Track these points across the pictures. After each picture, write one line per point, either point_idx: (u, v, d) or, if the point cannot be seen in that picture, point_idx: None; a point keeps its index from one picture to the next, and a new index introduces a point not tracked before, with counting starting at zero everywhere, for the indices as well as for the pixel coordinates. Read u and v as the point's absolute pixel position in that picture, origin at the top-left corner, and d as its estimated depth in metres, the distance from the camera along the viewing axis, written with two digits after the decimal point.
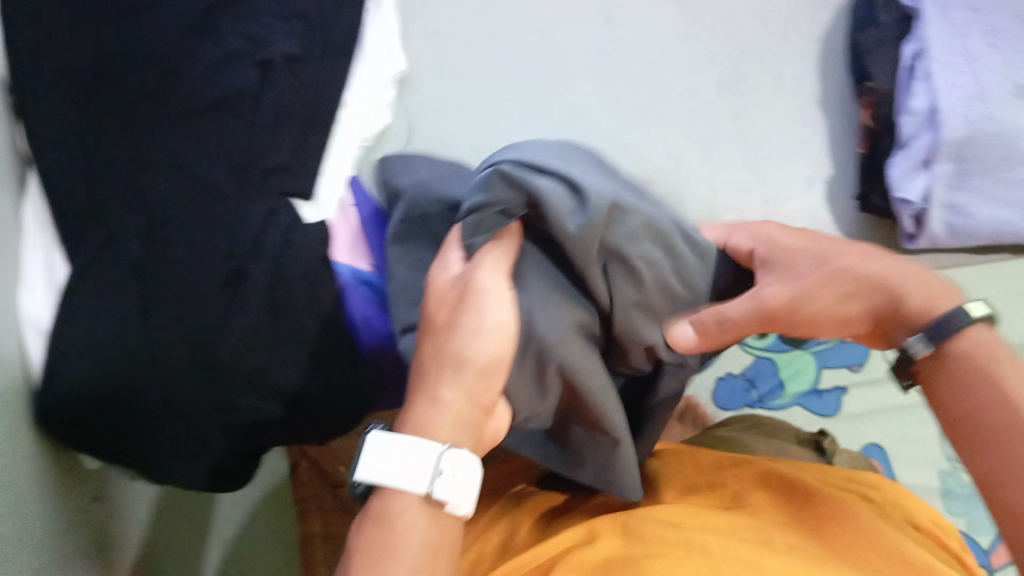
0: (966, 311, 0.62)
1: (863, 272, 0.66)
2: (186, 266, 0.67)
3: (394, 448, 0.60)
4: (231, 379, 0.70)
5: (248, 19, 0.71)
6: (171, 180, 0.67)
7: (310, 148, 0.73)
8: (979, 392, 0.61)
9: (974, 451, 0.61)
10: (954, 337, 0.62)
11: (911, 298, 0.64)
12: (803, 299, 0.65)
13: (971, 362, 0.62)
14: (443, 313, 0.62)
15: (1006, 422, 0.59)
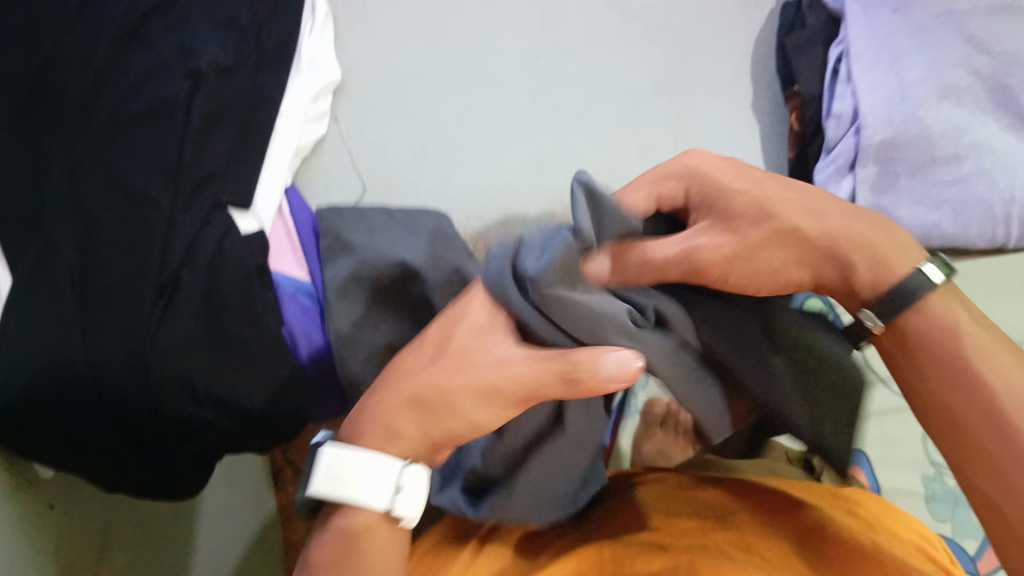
0: (926, 279, 0.52)
1: (809, 229, 0.53)
2: (117, 270, 0.67)
3: (365, 471, 0.49)
4: (163, 385, 0.68)
5: (181, 31, 0.73)
6: (103, 186, 0.68)
7: (247, 151, 0.74)
8: (946, 360, 0.50)
9: (955, 425, 0.50)
10: (905, 312, 0.52)
11: (859, 275, 0.53)
12: (740, 256, 0.52)
13: (934, 342, 0.51)
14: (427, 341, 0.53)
15: (969, 404, 0.49)
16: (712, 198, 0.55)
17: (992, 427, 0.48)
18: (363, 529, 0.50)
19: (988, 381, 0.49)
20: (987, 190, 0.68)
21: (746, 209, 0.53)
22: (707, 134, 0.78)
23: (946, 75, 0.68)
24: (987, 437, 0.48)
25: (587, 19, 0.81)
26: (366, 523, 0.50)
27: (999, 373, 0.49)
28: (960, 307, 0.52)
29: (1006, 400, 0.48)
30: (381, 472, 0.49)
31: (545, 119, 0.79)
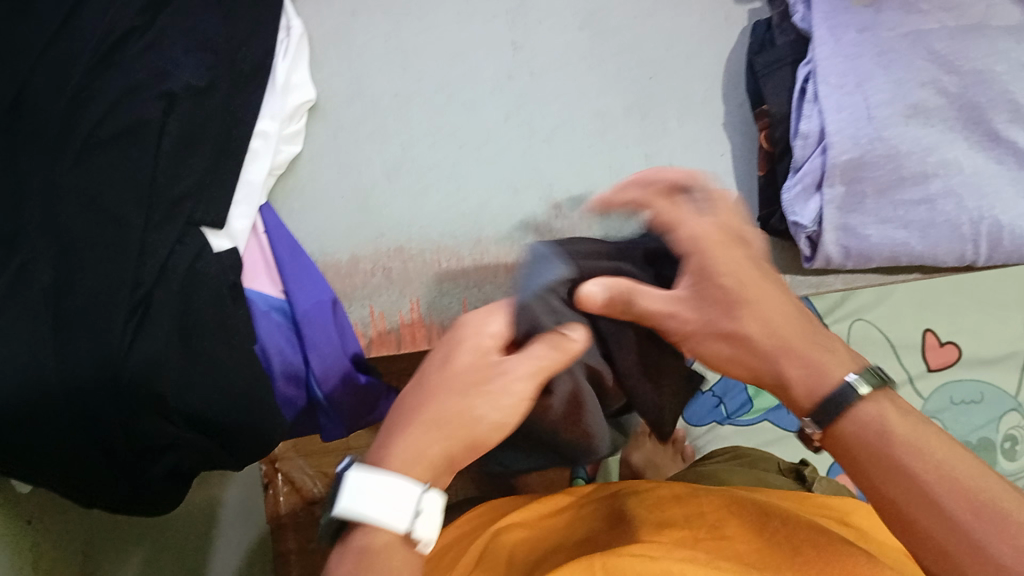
0: (854, 389, 0.51)
1: (761, 338, 0.55)
2: (89, 292, 0.67)
3: (374, 489, 0.48)
4: (133, 407, 0.68)
5: (155, 52, 0.73)
6: (76, 207, 0.68)
7: (222, 173, 0.74)
8: (867, 458, 0.50)
9: (897, 510, 0.48)
10: (839, 418, 0.51)
11: (796, 387, 0.54)
12: (694, 337, 0.58)
13: (863, 439, 0.50)
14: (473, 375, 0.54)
15: (907, 493, 0.47)
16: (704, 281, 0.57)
17: (923, 502, 0.47)
18: (386, 550, 0.49)
19: (930, 473, 0.47)
20: (954, 210, 0.68)
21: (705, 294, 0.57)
22: (678, 154, 0.79)
23: (912, 94, 0.68)
24: (925, 517, 0.47)
25: (562, 37, 0.82)
26: (385, 540, 0.49)
27: (923, 458, 0.48)
28: (885, 402, 0.51)
29: (933, 481, 0.47)
30: (402, 495, 0.48)
31: (516, 141, 0.80)
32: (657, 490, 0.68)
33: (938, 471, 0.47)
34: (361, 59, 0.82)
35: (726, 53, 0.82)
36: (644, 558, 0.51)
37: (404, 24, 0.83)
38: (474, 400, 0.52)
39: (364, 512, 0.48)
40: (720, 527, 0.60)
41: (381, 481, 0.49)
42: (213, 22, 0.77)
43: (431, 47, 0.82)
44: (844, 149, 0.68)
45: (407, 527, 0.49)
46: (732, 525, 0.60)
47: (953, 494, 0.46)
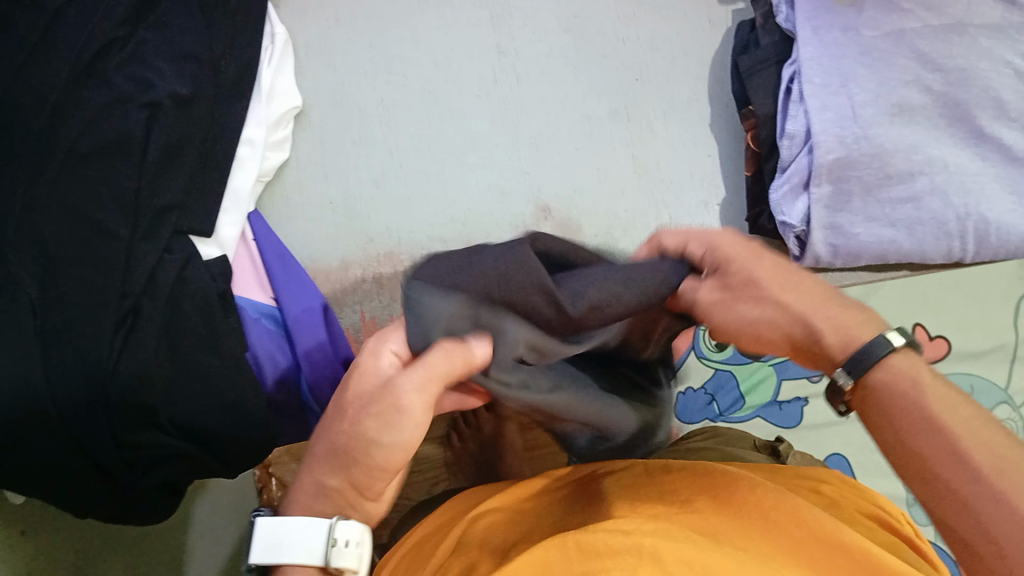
0: (887, 341, 0.53)
1: (794, 298, 0.57)
2: (76, 304, 0.68)
3: (286, 532, 0.52)
4: (123, 417, 0.69)
5: (137, 63, 0.73)
6: (61, 221, 0.69)
7: (208, 183, 0.74)
8: (900, 405, 0.52)
9: (921, 461, 0.50)
10: (872, 369, 0.53)
11: (829, 339, 0.55)
12: (723, 306, 0.57)
13: (895, 390, 0.52)
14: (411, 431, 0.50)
15: (936, 446, 0.49)
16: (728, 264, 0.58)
17: (951, 458, 0.48)
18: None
19: (953, 425, 0.49)
20: (940, 207, 0.69)
21: (737, 279, 0.57)
22: (664, 157, 0.79)
23: (896, 93, 0.68)
24: (946, 469, 0.48)
25: (544, 42, 0.82)
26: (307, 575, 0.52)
27: (953, 412, 0.50)
28: (919, 361, 0.53)
29: (957, 434, 0.49)
30: (313, 535, 0.51)
31: (502, 145, 0.80)
32: (628, 468, 0.67)
33: (960, 426, 0.49)
34: (346, 63, 0.82)
35: (713, 54, 0.82)
36: (615, 532, 0.48)
37: (387, 28, 0.82)
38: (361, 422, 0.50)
39: (277, 557, 0.52)
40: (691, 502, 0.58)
41: (287, 525, 0.52)
42: (195, 29, 0.75)
43: (415, 51, 0.82)
44: (827, 151, 0.68)
45: (325, 559, 0.51)
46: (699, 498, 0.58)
47: (977, 446, 0.48)
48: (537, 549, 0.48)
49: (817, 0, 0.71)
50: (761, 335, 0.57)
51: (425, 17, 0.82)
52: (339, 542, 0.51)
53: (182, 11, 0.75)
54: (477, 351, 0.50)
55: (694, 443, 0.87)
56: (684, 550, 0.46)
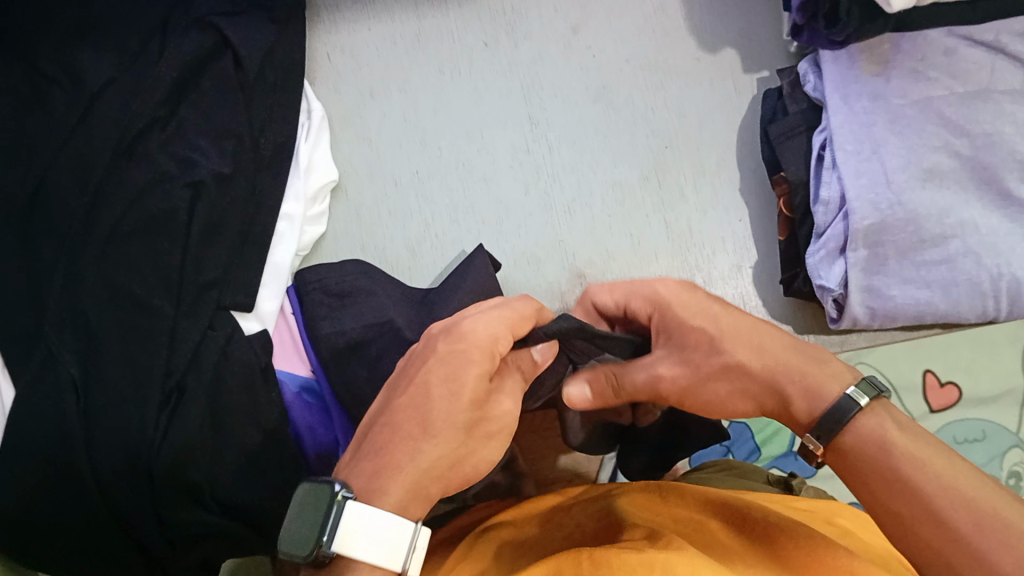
0: (853, 401, 0.47)
1: (755, 363, 0.51)
2: (122, 381, 0.68)
3: (374, 527, 0.43)
4: (164, 495, 0.68)
5: (179, 142, 0.74)
6: (106, 302, 0.69)
7: (247, 259, 0.75)
8: (880, 476, 0.45)
9: (900, 521, 0.44)
10: (841, 431, 0.47)
11: (796, 404, 0.50)
12: (691, 390, 0.52)
13: (866, 455, 0.47)
14: (410, 414, 0.48)
15: (913, 504, 0.43)
16: (683, 325, 0.52)
17: (933, 521, 0.43)
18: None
19: (932, 487, 0.43)
20: (974, 268, 0.70)
21: (701, 352, 0.52)
22: (695, 221, 0.80)
23: (926, 159, 0.70)
24: (923, 527, 0.43)
25: (573, 111, 0.83)
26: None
27: (923, 469, 0.44)
28: (887, 416, 0.47)
29: (933, 493, 0.43)
30: (400, 530, 0.44)
31: (536, 213, 0.81)
32: (639, 488, 0.59)
33: (933, 485, 0.43)
34: (382, 135, 0.83)
35: (744, 118, 0.83)
36: (630, 549, 0.43)
37: (420, 101, 0.83)
38: (422, 446, 0.47)
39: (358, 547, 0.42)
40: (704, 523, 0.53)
41: (374, 515, 0.43)
42: (234, 109, 0.76)
43: (450, 120, 0.83)
44: (864, 218, 0.70)
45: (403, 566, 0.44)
46: (715, 525, 0.52)
47: (952, 502, 0.42)
48: (555, 559, 0.45)
49: (842, 71, 0.73)
50: (737, 413, 0.52)
51: (460, 85, 0.83)
52: (418, 549, 0.45)
53: (225, 90, 0.76)
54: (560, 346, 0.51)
55: (705, 473, 0.78)
56: (694, 563, 0.42)
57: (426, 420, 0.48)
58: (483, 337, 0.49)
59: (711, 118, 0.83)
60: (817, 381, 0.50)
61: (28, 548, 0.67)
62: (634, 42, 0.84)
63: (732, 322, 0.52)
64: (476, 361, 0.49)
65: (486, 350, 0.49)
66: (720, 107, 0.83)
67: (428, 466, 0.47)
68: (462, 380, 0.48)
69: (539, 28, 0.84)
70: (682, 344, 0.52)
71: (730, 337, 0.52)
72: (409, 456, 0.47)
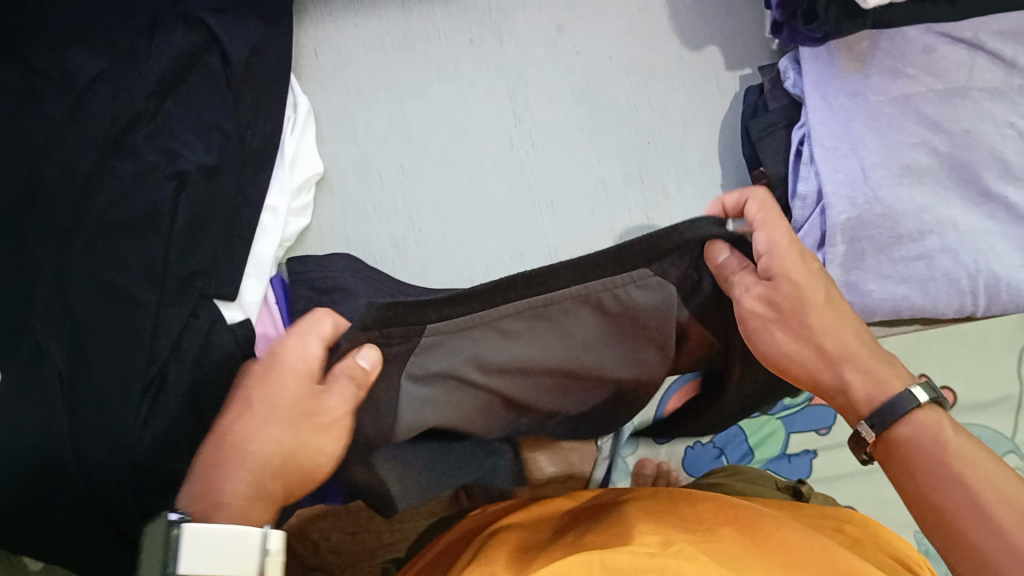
0: (914, 397, 0.52)
1: (830, 345, 0.54)
2: (105, 369, 0.69)
3: (219, 547, 0.38)
4: (146, 484, 0.70)
5: (166, 136, 0.75)
6: (91, 292, 0.70)
7: (232, 250, 0.75)
8: (928, 468, 0.50)
9: (943, 513, 0.49)
10: (899, 422, 0.52)
11: (855, 394, 0.54)
12: (755, 328, 0.53)
13: (919, 447, 0.51)
14: (242, 422, 0.55)
15: (957, 495, 0.49)
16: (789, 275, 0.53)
17: (972, 513, 0.48)
18: None
19: (979, 483, 0.48)
20: (952, 264, 0.70)
21: (792, 309, 0.54)
22: (679, 218, 0.81)
23: (904, 156, 0.71)
24: (963, 520, 0.48)
25: (558, 108, 0.83)
26: None
27: (972, 465, 0.49)
28: (942, 413, 0.52)
29: (978, 487, 0.48)
30: (250, 537, 0.39)
31: (519, 208, 0.81)
32: (648, 499, 0.58)
33: (978, 479, 0.48)
34: (366, 130, 0.83)
35: (728, 115, 0.83)
36: (644, 553, 0.43)
37: (406, 97, 0.83)
38: (252, 453, 0.53)
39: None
40: (713, 529, 0.52)
41: (219, 536, 0.38)
42: (220, 104, 0.77)
43: (434, 116, 0.83)
44: (841, 214, 0.70)
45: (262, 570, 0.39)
46: (723, 530, 0.52)
47: (995, 498, 0.48)
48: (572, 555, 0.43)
49: (822, 68, 0.73)
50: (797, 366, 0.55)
51: (444, 82, 0.84)
52: (274, 553, 0.40)
53: (212, 85, 0.77)
54: (373, 369, 0.48)
55: (715, 478, 0.81)
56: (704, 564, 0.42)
57: (259, 415, 0.54)
58: (296, 352, 0.55)
59: (694, 116, 0.83)
60: (878, 373, 0.54)
61: (13, 535, 0.69)
62: (619, 41, 0.85)
63: (829, 303, 0.55)
64: (289, 370, 0.55)
65: (296, 363, 0.55)
66: (703, 106, 0.83)
67: (285, 473, 0.53)
68: (285, 385, 0.54)
69: (525, 28, 0.85)
70: (777, 288, 0.53)
71: (813, 303, 0.54)
72: (240, 462, 0.52)
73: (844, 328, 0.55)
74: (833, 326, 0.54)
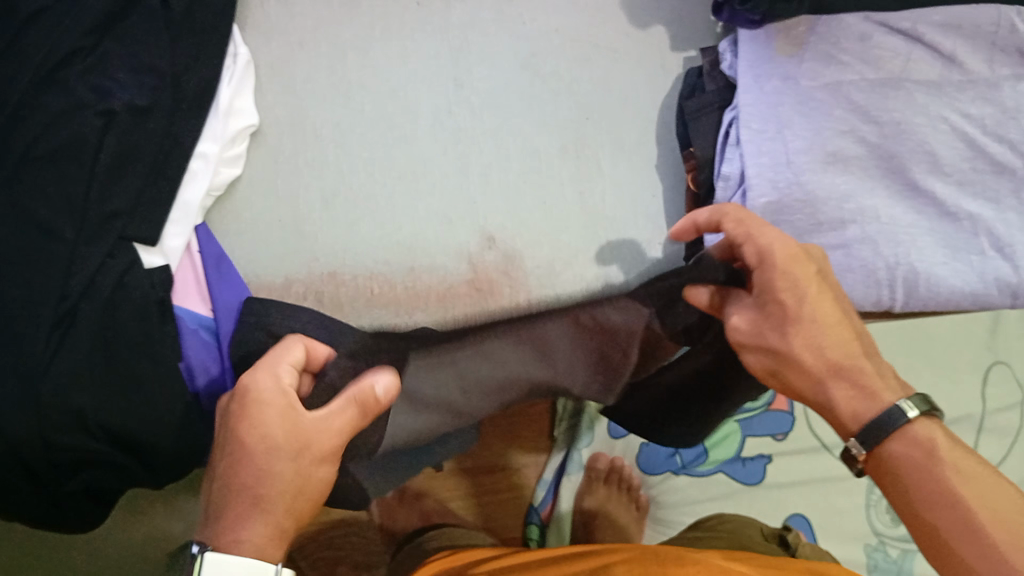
0: (904, 413, 0.57)
1: (810, 355, 0.62)
2: (15, 301, 0.69)
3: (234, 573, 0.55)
4: (49, 421, 0.68)
5: (99, 73, 0.75)
6: (8, 221, 0.70)
7: (158, 193, 0.75)
8: (924, 491, 0.54)
9: (940, 540, 0.53)
10: (888, 441, 0.57)
11: (841, 407, 0.61)
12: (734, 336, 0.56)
13: (907, 462, 0.56)
14: (254, 477, 0.58)
15: (951, 517, 0.52)
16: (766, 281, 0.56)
17: (971, 533, 0.51)
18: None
19: (980, 505, 0.52)
20: (870, 255, 0.69)
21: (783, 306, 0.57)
22: (609, 196, 0.82)
23: (830, 142, 0.70)
24: (965, 544, 0.51)
25: (498, 76, 0.84)
26: None
27: (975, 487, 0.52)
28: (935, 427, 0.57)
29: (977, 506, 0.52)
30: (261, 567, 0.56)
31: (451, 174, 0.82)
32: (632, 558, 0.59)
33: (978, 498, 0.52)
34: (306, 85, 0.83)
35: (666, 96, 0.85)
36: None
37: (348, 55, 0.83)
38: (267, 503, 0.58)
39: None
40: None
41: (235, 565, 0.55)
42: (157, 45, 0.77)
43: (375, 76, 0.83)
44: (763, 197, 0.69)
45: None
46: None
47: (991, 521, 0.51)
48: None
49: (758, 50, 0.72)
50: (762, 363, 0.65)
51: (387, 44, 0.84)
52: None
53: (150, 27, 0.77)
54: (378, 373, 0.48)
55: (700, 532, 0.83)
56: None
57: (256, 449, 0.58)
58: (268, 381, 0.59)
59: (630, 95, 0.85)
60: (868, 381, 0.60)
61: None
62: (564, 15, 0.85)
63: (826, 306, 0.63)
64: (275, 405, 0.59)
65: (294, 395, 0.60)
66: (639, 87, 0.85)
67: (284, 492, 0.59)
68: (268, 420, 0.59)
69: None
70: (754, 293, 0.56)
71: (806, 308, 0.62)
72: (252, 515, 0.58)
73: (829, 332, 0.62)
74: (820, 333, 0.61)
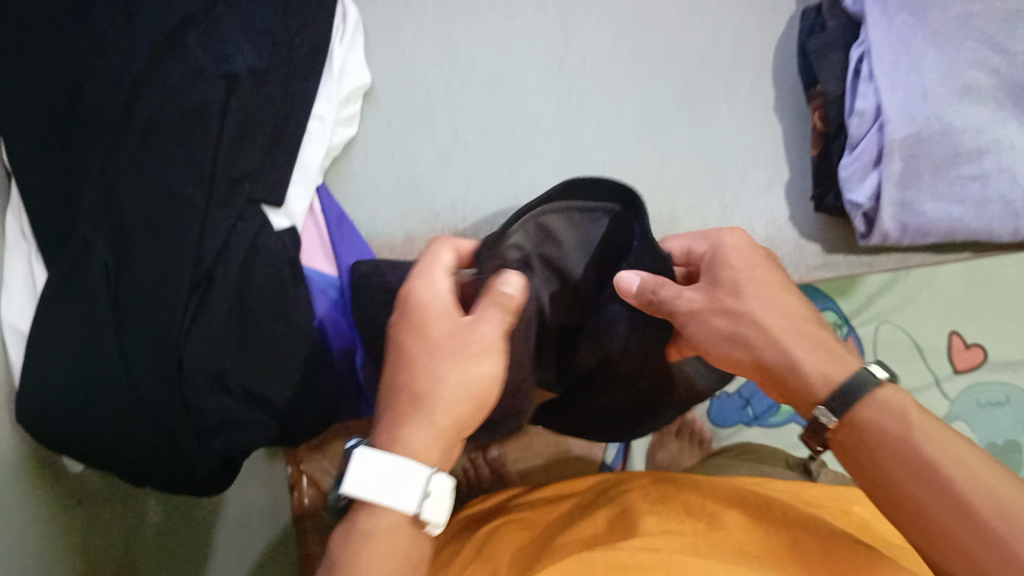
0: (873, 375, 0.51)
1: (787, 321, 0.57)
2: (149, 269, 0.67)
3: (384, 470, 0.48)
4: (192, 383, 0.68)
5: (216, 37, 0.71)
6: (130, 186, 0.67)
7: (279, 158, 0.74)
8: (886, 457, 0.48)
9: (913, 506, 0.47)
10: (856, 404, 0.51)
11: (813, 377, 0.54)
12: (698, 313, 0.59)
13: (884, 435, 0.49)
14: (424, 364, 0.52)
15: (927, 482, 0.46)
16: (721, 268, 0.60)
17: (955, 504, 0.45)
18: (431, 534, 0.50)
19: (959, 474, 0.46)
20: (1007, 184, 0.73)
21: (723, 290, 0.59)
22: (724, 141, 0.83)
23: (965, 73, 0.73)
24: (937, 507, 0.46)
25: (608, 27, 0.83)
26: (391, 521, 0.48)
27: (936, 447, 0.47)
28: (902, 395, 0.50)
29: (950, 476, 0.46)
30: (417, 471, 0.48)
31: (567, 128, 0.82)
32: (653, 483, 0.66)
33: (946, 464, 0.46)
34: (414, 42, 0.82)
35: (783, 40, 0.85)
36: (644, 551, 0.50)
37: (455, 11, 0.82)
38: (434, 418, 0.51)
39: (372, 492, 0.48)
40: (717, 514, 0.59)
41: (388, 461, 0.48)
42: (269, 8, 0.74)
43: (485, 32, 0.83)
44: (902, 129, 0.73)
45: (418, 508, 0.48)
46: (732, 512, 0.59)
47: (973, 489, 0.45)
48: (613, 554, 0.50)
49: None
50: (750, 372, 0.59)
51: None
52: (432, 493, 0.49)
53: None
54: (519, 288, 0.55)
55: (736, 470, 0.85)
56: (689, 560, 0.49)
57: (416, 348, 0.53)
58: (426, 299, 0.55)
59: (746, 42, 0.84)
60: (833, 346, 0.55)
61: (52, 431, 0.66)
62: None
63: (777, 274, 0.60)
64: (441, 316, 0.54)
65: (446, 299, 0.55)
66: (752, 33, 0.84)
67: (453, 400, 0.51)
68: (435, 323, 0.54)
69: None
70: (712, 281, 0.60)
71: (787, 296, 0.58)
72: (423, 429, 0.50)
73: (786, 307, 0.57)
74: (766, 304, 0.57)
